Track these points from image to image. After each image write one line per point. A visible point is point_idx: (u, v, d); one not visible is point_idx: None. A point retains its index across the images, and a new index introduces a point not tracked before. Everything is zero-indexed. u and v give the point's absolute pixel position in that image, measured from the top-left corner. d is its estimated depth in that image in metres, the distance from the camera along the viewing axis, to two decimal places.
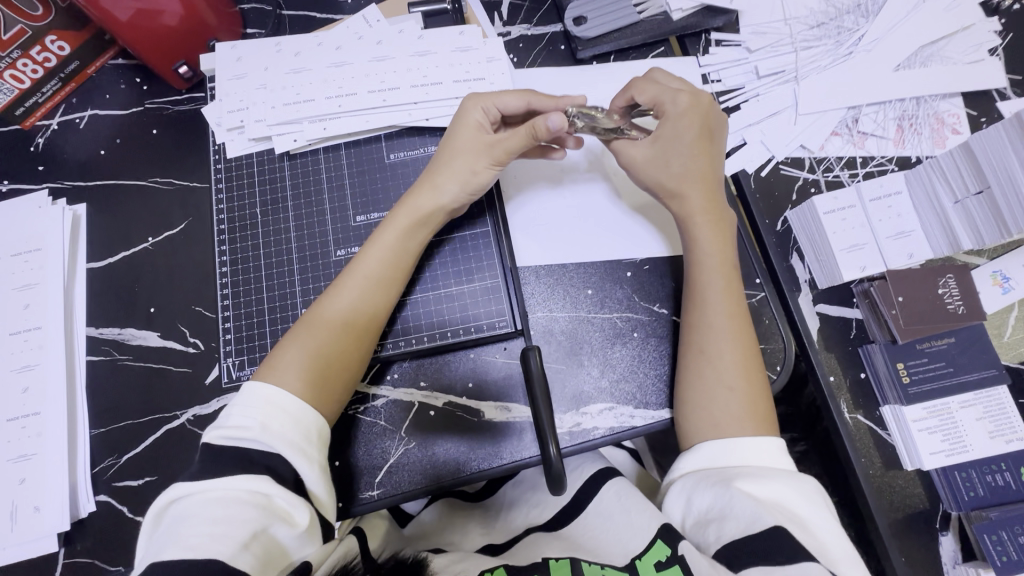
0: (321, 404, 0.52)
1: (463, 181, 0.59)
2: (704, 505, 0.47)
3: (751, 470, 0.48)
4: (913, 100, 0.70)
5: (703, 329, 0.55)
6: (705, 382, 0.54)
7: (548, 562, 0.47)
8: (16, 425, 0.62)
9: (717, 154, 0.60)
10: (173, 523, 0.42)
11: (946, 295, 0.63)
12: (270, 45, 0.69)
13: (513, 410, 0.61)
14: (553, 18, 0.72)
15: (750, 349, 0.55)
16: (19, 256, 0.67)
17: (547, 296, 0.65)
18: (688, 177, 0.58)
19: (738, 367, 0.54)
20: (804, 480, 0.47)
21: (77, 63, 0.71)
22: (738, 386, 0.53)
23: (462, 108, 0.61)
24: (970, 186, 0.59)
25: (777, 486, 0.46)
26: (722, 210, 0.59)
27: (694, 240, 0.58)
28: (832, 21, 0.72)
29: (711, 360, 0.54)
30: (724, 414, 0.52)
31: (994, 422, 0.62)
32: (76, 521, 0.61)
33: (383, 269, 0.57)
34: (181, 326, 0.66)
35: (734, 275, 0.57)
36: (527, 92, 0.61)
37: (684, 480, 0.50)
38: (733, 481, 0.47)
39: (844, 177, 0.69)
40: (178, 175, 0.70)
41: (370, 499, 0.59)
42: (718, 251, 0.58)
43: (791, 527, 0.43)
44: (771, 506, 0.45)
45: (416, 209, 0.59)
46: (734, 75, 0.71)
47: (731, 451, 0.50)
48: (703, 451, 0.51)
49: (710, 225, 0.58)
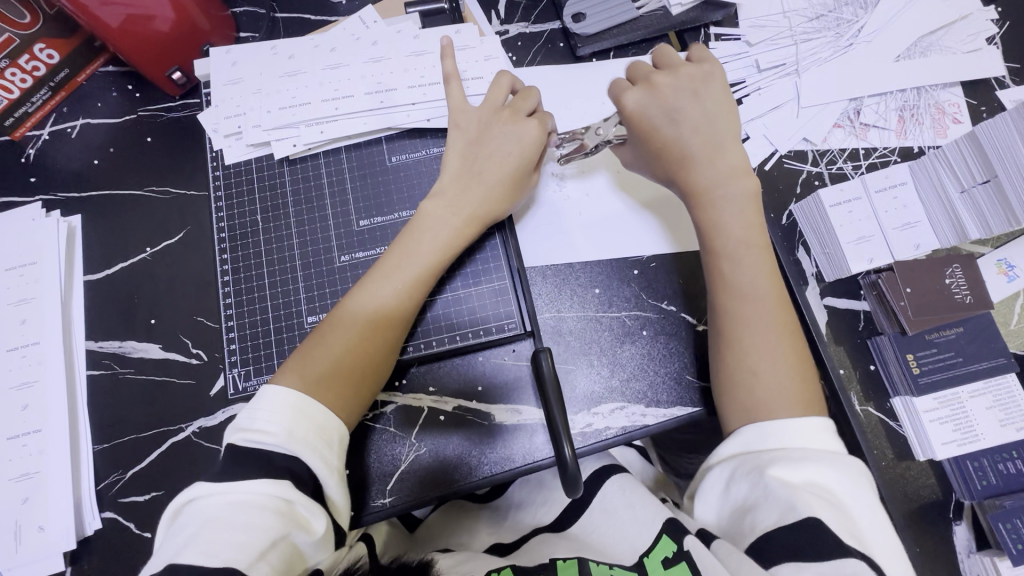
0: (336, 404, 0.50)
1: (508, 202, 0.60)
2: (741, 495, 0.46)
3: (786, 453, 0.46)
4: (913, 90, 0.70)
5: (736, 314, 0.54)
6: (740, 371, 0.52)
7: (555, 563, 0.46)
8: (18, 444, 0.61)
9: (710, 128, 0.58)
10: (190, 525, 0.42)
11: (953, 286, 0.63)
12: (265, 48, 0.67)
13: (523, 412, 0.61)
14: (551, 16, 0.72)
15: (790, 328, 0.54)
16: (14, 270, 0.65)
17: (555, 296, 0.65)
18: (682, 154, 0.57)
19: (772, 347, 0.52)
20: (840, 457, 0.46)
21: (67, 71, 0.69)
22: (780, 370, 0.51)
23: (514, 128, 0.60)
24: (977, 175, 0.61)
25: (810, 467, 0.45)
26: (736, 181, 0.56)
27: (710, 218, 0.56)
28: (831, 13, 0.73)
29: (743, 349, 0.53)
30: (762, 399, 0.50)
31: (1004, 411, 0.63)
32: (82, 539, 0.60)
33: (423, 277, 0.56)
34: (183, 337, 0.65)
35: (761, 253, 0.56)
36: (549, 119, 0.63)
37: (723, 465, 0.49)
38: (764, 468, 0.46)
39: (848, 169, 0.69)
40: (175, 183, 0.69)
41: (381, 507, 0.58)
42: (735, 221, 0.56)
43: (825, 508, 0.42)
44: (806, 489, 0.44)
45: (458, 218, 0.59)
46: (734, 70, 0.71)
47: (769, 433, 0.48)
48: (743, 436, 0.49)
49: (726, 202, 0.56)
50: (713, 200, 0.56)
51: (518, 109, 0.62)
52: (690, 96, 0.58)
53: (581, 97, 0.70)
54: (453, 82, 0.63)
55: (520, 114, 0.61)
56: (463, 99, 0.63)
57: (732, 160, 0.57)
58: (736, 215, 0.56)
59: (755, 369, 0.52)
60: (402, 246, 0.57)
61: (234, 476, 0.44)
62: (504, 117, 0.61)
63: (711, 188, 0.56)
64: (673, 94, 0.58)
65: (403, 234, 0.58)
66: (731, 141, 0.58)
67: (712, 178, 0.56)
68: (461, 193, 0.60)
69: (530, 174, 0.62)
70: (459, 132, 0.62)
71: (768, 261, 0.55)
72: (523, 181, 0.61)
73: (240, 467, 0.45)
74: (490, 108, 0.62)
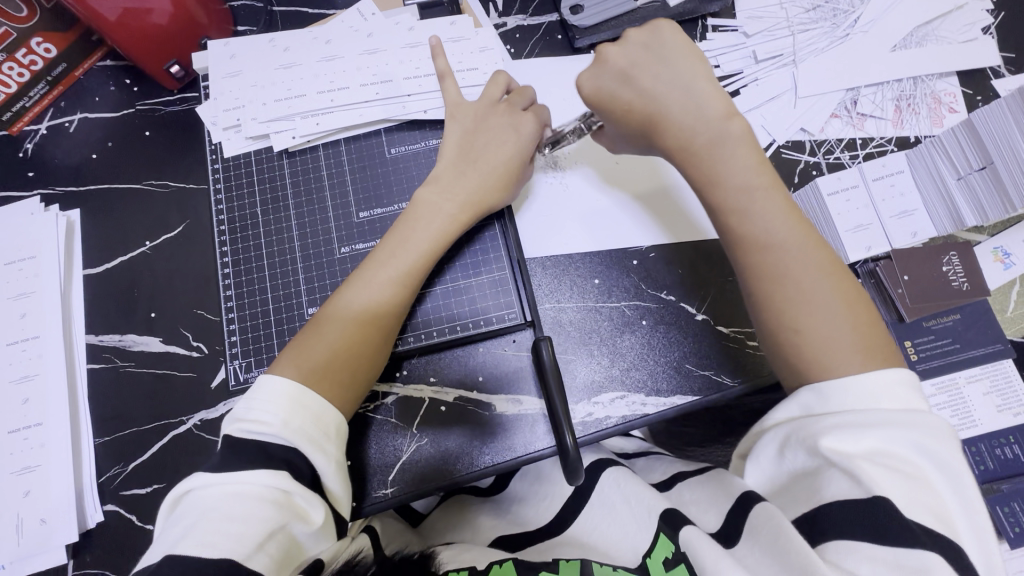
0: (331, 393, 0.50)
1: (504, 193, 0.61)
2: (798, 463, 0.43)
3: (845, 417, 0.42)
4: (909, 80, 0.71)
5: (766, 270, 0.49)
6: (783, 328, 0.48)
7: (558, 562, 0.46)
8: (18, 437, 0.61)
9: (673, 79, 0.55)
10: (188, 515, 0.42)
11: (950, 272, 0.64)
12: (263, 41, 0.67)
13: (524, 402, 0.61)
14: (548, 8, 0.72)
15: (833, 272, 0.49)
16: (13, 264, 0.65)
17: (554, 287, 0.65)
18: (648, 112, 0.55)
19: (824, 290, 0.48)
20: (918, 415, 0.41)
21: (64, 65, 0.69)
22: (826, 322, 0.47)
23: (508, 123, 0.62)
24: (973, 162, 0.62)
25: (877, 435, 0.41)
26: (719, 125, 0.53)
27: (710, 163, 0.52)
28: (828, 3, 0.73)
29: (791, 298, 0.48)
30: (819, 355, 0.46)
31: (1001, 397, 0.66)
32: (84, 531, 0.60)
33: (422, 263, 0.57)
34: (183, 329, 0.65)
35: (778, 194, 0.51)
36: (541, 114, 0.63)
37: (778, 428, 0.45)
38: (818, 439, 0.42)
39: (845, 159, 0.69)
40: (173, 177, 0.69)
41: (382, 498, 0.58)
42: (733, 168, 0.52)
43: (895, 483, 0.39)
44: (869, 461, 0.40)
45: (454, 204, 0.59)
46: (732, 60, 0.71)
47: (827, 394, 0.44)
48: (801, 398, 0.45)
49: (719, 147, 0.53)
50: (694, 153, 0.53)
51: (514, 103, 0.63)
52: (641, 52, 0.57)
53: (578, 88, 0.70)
54: (447, 79, 0.65)
55: (514, 110, 0.62)
56: (459, 94, 0.65)
57: (708, 107, 0.54)
58: (739, 156, 0.52)
59: (794, 327, 0.47)
60: (398, 235, 0.58)
61: (235, 465, 0.44)
62: (502, 111, 0.62)
63: (687, 143, 0.54)
64: (624, 57, 0.57)
65: (400, 221, 0.59)
66: (699, 87, 0.54)
67: (687, 128, 0.54)
68: (456, 180, 0.60)
69: (524, 165, 0.62)
70: (456, 122, 0.63)
71: (782, 200, 0.51)
72: (517, 172, 0.61)
73: (239, 456, 0.45)
74: (487, 104, 0.63)
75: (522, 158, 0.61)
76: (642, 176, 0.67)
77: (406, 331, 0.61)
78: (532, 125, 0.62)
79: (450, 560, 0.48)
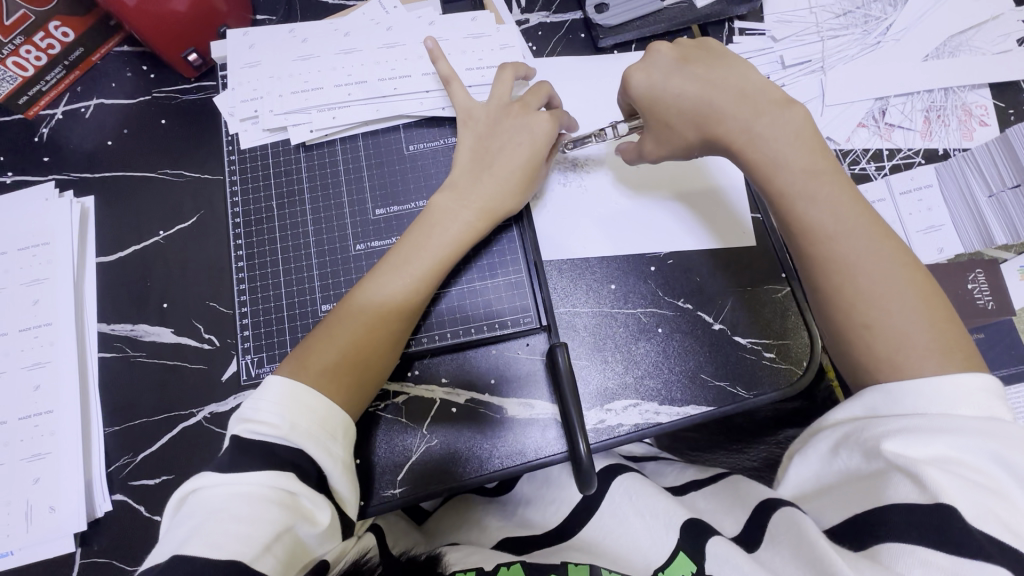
0: (338, 394, 0.50)
1: (519, 196, 0.60)
2: (852, 463, 0.43)
3: (913, 422, 0.41)
4: (940, 91, 0.69)
5: (833, 261, 0.49)
6: (854, 327, 0.47)
7: (567, 565, 0.46)
8: (28, 424, 0.61)
9: (732, 76, 0.55)
10: (193, 517, 0.42)
11: (976, 291, 0.65)
12: (282, 31, 0.66)
13: (536, 407, 0.60)
14: (572, 5, 0.71)
15: (912, 271, 0.48)
16: (26, 250, 0.65)
17: (569, 291, 0.64)
18: (711, 97, 0.54)
19: (905, 283, 0.47)
20: (1006, 429, 0.40)
21: (81, 50, 0.68)
22: (901, 317, 0.46)
23: (522, 125, 0.60)
24: (1007, 179, 0.62)
25: (948, 441, 0.40)
26: (777, 117, 0.53)
27: (768, 149, 0.52)
28: (859, 9, 0.71)
29: (864, 295, 0.47)
30: (901, 351, 0.45)
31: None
32: (94, 520, 0.60)
33: (432, 270, 0.56)
34: (196, 322, 0.64)
35: (838, 183, 0.51)
36: (556, 118, 0.61)
37: (836, 427, 0.45)
38: (880, 442, 0.41)
39: (871, 170, 0.67)
40: (189, 166, 0.68)
41: (390, 497, 0.58)
42: (797, 159, 0.52)
43: (961, 490, 0.38)
44: (935, 467, 0.39)
45: (471, 210, 0.58)
46: (759, 64, 0.69)
47: (896, 396, 0.43)
48: (865, 398, 0.45)
49: (790, 137, 0.52)
50: (757, 137, 0.53)
51: (529, 104, 0.61)
52: (695, 48, 0.58)
53: (600, 89, 0.69)
54: (453, 83, 0.63)
55: (529, 112, 0.61)
56: (467, 99, 0.62)
57: (767, 97, 0.54)
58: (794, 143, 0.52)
59: (867, 323, 0.47)
60: (411, 240, 0.57)
61: (237, 465, 0.44)
62: (515, 112, 0.61)
63: (750, 129, 0.53)
64: (677, 50, 0.58)
65: (416, 225, 0.58)
66: (755, 81, 0.55)
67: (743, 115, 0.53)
68: (473, 183, 0.59)
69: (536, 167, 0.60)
70: (468, 130, 0.61)
71: (846, 192, 0.50)
72: (530, 174, 0.60)
73: (246, 456, 0.44)
74: (499, 105, 0.61)
75: (536, 161, 0.60)
76: (674, 179, 0.67)
77: (431, 328, 0.61)
78: (548, 129, 0.60)
79: (457, 564, 0.48)
